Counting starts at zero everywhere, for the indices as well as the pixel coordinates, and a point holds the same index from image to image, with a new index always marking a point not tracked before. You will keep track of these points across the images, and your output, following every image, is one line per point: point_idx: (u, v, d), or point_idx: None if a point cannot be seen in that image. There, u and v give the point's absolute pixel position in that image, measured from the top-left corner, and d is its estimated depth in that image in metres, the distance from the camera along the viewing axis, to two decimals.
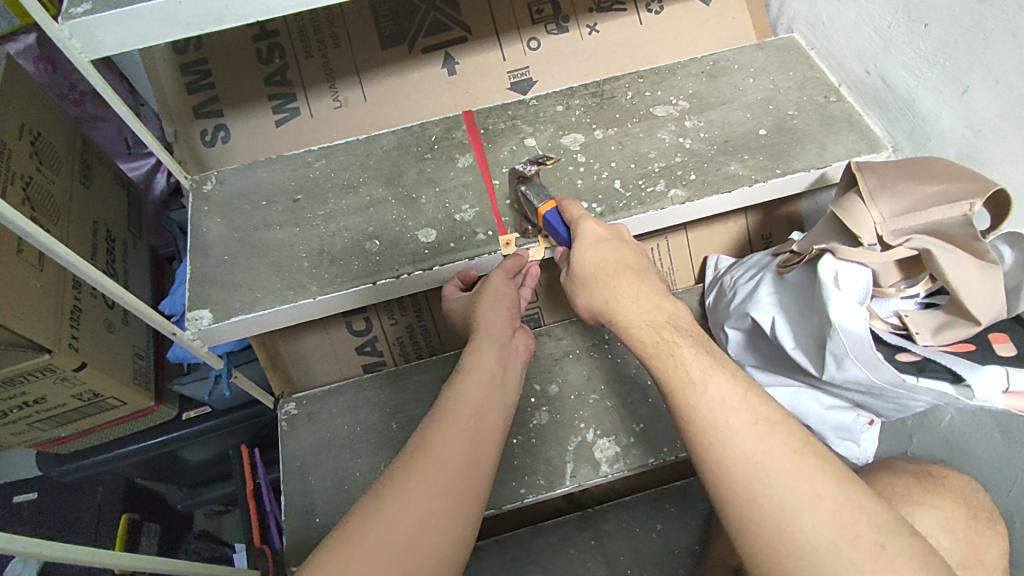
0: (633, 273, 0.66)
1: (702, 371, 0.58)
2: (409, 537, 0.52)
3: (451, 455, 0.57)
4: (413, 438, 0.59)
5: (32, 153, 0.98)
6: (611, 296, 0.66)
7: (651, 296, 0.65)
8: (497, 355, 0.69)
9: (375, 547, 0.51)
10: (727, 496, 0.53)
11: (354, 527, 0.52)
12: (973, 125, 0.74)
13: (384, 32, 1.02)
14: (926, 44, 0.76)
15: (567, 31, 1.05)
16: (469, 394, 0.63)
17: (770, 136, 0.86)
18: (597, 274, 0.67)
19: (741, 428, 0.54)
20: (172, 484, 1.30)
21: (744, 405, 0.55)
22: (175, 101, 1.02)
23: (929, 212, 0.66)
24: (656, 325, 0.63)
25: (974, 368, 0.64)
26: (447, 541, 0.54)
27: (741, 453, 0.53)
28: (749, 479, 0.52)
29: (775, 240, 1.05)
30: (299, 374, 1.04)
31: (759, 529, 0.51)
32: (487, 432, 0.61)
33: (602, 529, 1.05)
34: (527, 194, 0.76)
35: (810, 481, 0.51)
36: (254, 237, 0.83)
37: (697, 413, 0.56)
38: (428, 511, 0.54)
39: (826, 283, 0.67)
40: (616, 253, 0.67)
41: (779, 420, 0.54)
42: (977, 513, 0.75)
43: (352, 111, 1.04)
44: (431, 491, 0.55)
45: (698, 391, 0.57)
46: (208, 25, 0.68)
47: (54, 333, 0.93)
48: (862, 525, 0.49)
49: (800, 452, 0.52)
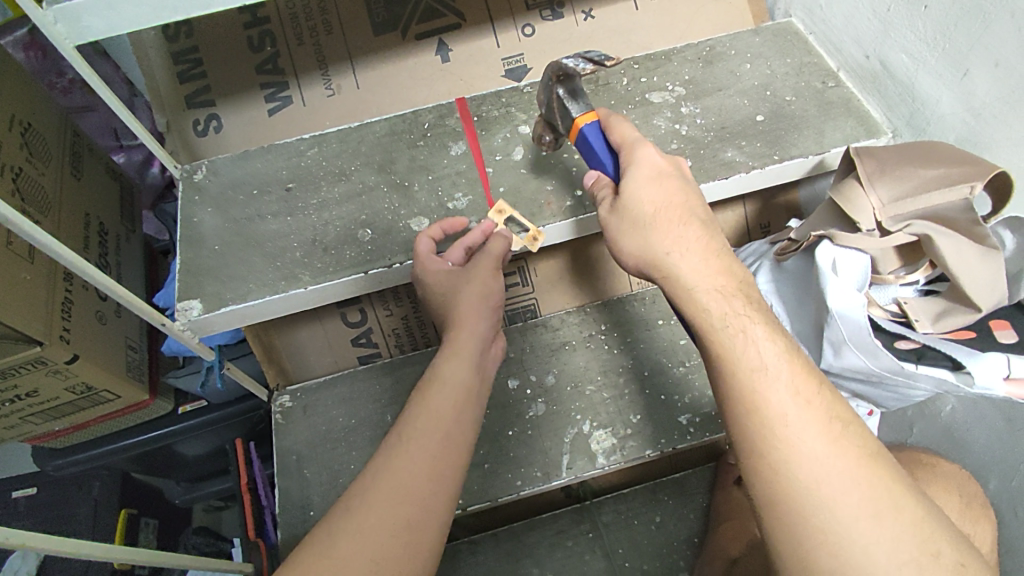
0: (698, 223, 0.64)
1: (776, 356, 0.56)
2: (386, 550, 0.54)
3: (425, 467, 0.59)
4: (386, 446, 0.61)
5: (22, 145, 0.97)
6: (674, 244, 0.63)
7: (719, 258, 0.63)
8: (465, 363, 0.69)
9: (351, 559, 0.53)
10: (786, 487, 0.51)
11: (330, 538, 0.55)
12: (974, 108, 0.73)
13: (375, 18, 1.01)
14: (927, 25, 0.75)
15: (561, 17, 1.03)
16: (443, 403, 0.65)
17: (767, 123, 0.85)
18: (657, 214, 0.64)
19: (815, 425, 0.53)
20: (171, 479, 1.31)
21: (817, 400, 0.54)
22: (166, 91, 1.01)
23: (930, 196, 0.65)
24: (727, 293, 0.60)
25: (974, 355, 0.62)
26: (424, 552, 0.56)
27: (812, 450, 0.52)
28: (817, 481, 0.51)
29: (773, 229, 1.04)
30: (294, 367, 1.03)
31: (819, 523, 0.50)
32: (461, 440, 0.63)
33: (599, 521, 1.05)
34: (568, 100, 0.72)
35: (887, 491, 0.51)
36: (246, 228, 0.82)
37: (764, 402, 0.54)
38: (406, 523, 0.56)
39: (822, 269, 0.65)
40: (681, 196, 0.65)
41: (845, 420, 0.54)
42: (970, 503, 0.74)
43: (344, 100, 1.02)
44: (407, 504, 0.57)
45: (771, 377, 0.55)
46: (194, 9, 0.67)
47: (45, 325, 0.92)
48: (940, 542, 0.50)
49: (871, 457, 0.52)
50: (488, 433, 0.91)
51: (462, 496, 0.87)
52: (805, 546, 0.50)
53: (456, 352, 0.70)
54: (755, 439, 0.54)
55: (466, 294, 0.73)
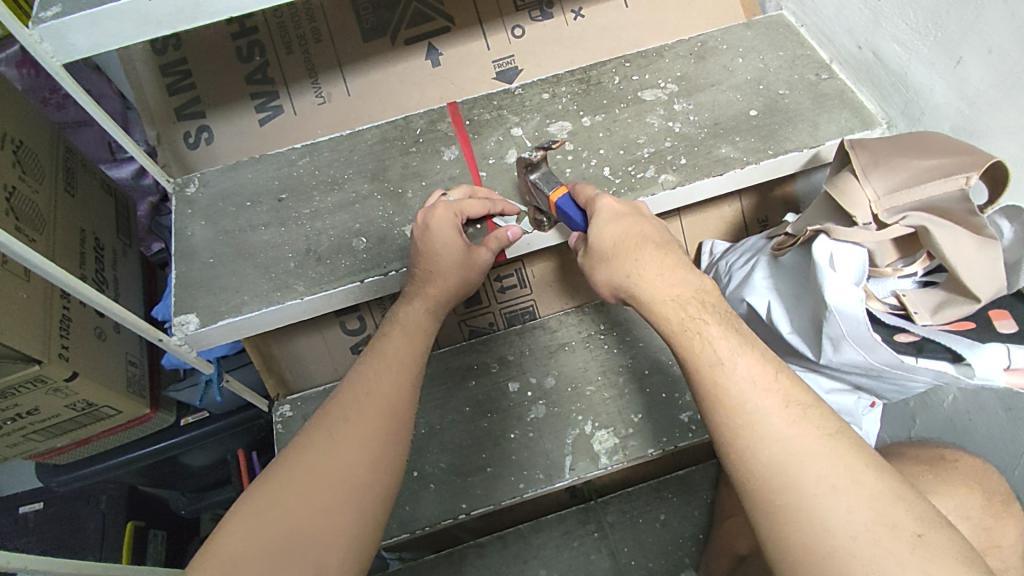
0: (654, 246, 0.64)
1: (731, 351, 0.56)
2: (319, 499, 0.56)
3: (364, 422, 0.60)
4: (330, 405, 0.63)
5: (14, 163, 0.97)
6: (632, 269, 0.63)
7: (675, 270, 0.63)
8: (427, 313, 0.73)
9: (285, 507, 0.55)
10: (753, 473, 0.51)
11: (269, 490, 0.56)
12: (968, 97, 0.72)
13: (364, 24, 1.00)
14: (917, 14, 0.74)
15: (551, 17, 1.03)
16: (388, 368, 0.65)
17: (760, 117, 0.84)
18: (616, 247, 0.64)
19: (771, 409, 0.53)
20: (175, 490, 1.29)
21: (774, 386, 0.54)
22: (156, 103, 1.01)
23: (924, 187, 0.64)
24: (682, 301, 0.61)
25: (975, 346, 0.61)
26: (364, 502, 0.57)
27: (773, 432, 0.52)
28: (778, 462, 0.51)
29: (771, 223, 1.04)
30: (295, 377, 1.03)
31: (781, 501, 0.50)
32: (404, 400, 0.63)
33: (604, 521, 1.04)
34: (538, 182, 0.75)
35: (846, 466, 0.50)
36: (239, 239, 0.82)
37: (724, 392, 0.55)
38: (343, 473, 0.57)
39: (820, 264, 0.65)
40: (637, 226, 0.65)
41: (810, 403, 0.54)
42: (990, 498, 0.75)
43: (336, 107, 1.02)
44: (345, 455, 0.58)
45: (728, 369, 0.55)
46: (180, 23, 0.67)
47: (43, 344, 0.92)
48: (900, 514, 0.48)
49: (832, 437, 0.52)
50: (489, 437, 0.91)
51: (465, 501, 0.87)
52: (776, 527, 0.50)
53: (421, 304, 0.73)
54: (723, 429, 0.54)
55: (457, 263, 0.74)
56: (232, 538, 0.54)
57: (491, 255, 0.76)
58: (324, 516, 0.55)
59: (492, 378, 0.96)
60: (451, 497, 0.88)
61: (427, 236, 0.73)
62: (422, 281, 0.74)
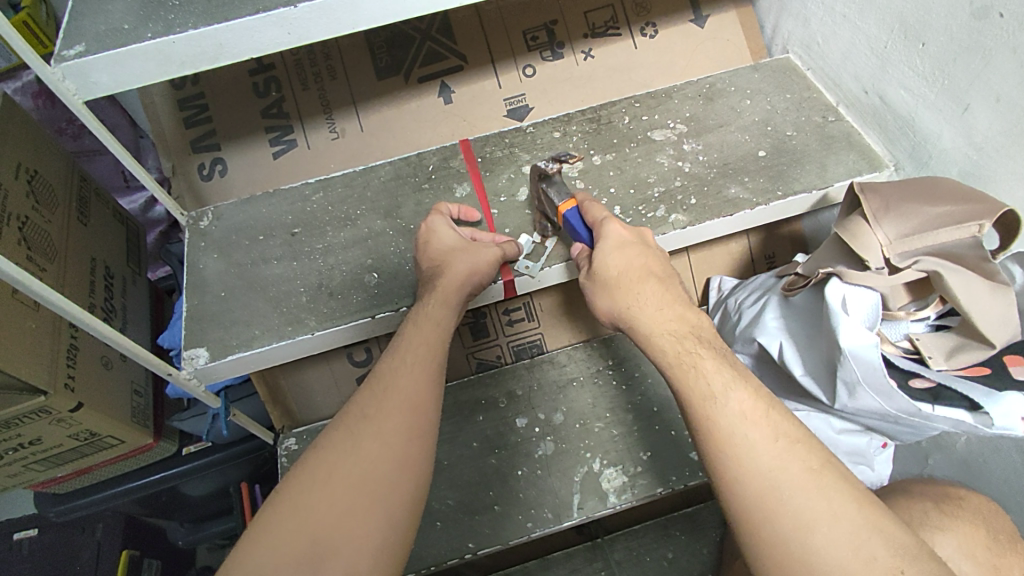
0: (656, 280, 0.66)
1: (724, 385, 0.56)
2: (348, 502, 0.54)
3: (387, 423, 0.58)
4: (349, 406, 0.60)
5: (29, 193, 0.98)
6: (632, 301, 0.65)
7: (673, 307, 0.64)
8: (440, 307, 0.69)
9: (311, 516, 0.53)
10: (744, 513, 0.50)
11: (294, 494, 0.54)
12: (976, 143, 0.72)
13: (379, 63, 1.03)
14: (923, 62, 0.75)
15: (562, 58, 1.05)
16: (409, 366, 0.63)
17: (769, 158, 0.86)
18: (620, 276, 0.66)
19: (761, 443, 0.52)
20: (173, 520, 1.26)
21: (764, 420, 0.53)
22: (172, 136, 1.02)
23: (936, 233, 0.65)
24: (679, 335, 0.62)
25: (993, 395, 0.62)
26: (394, 504, 0.55)
27: (761, 467, 0.51)
28: (764, 496, 0.50)
29: (778, 260, 1.04)
30: (301, 408, 1.02)
31: (762, 530, 0.49)
32: (428, 399, 0.61)
33: (611, 559, 1.03)
34: (549, 192, 0.77)
35: (861, 517, 0.49)
36: (251, 273, 0.82)
37: (716, 427, 0.54)
38: (370, 478, 0.55)
39: (834, 308, 0.65)
40: (640, 257, 0.67)
41: (800, 438, 0.53)
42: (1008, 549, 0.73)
43: (349, 142, 1.03)
44: (371, 459, 0.56)
45: (720, 404, 0.55)
46: (202, 64, 0.69)
47: (51, 374, 0.91)
48: (876, 547, 0.48)
49: (817, 472, 0.51)
50: (496, 475, 0.90)
51: (472, 540, 0.86)
52: (759, 552, 0.49)
53: (434, 300, 0.70)
54: (714, 465, 0.53)
55: (465, 260, 0.72)
56: (258, 544, 0.52)
57: (503, 253, 0.76)
58: (349, 521, 0.53)
59: (500, 414, 0.95)
60: (458, 536, 0.87)
61: (427, 245, 0.75)
62: (431, 276, 0.72)
